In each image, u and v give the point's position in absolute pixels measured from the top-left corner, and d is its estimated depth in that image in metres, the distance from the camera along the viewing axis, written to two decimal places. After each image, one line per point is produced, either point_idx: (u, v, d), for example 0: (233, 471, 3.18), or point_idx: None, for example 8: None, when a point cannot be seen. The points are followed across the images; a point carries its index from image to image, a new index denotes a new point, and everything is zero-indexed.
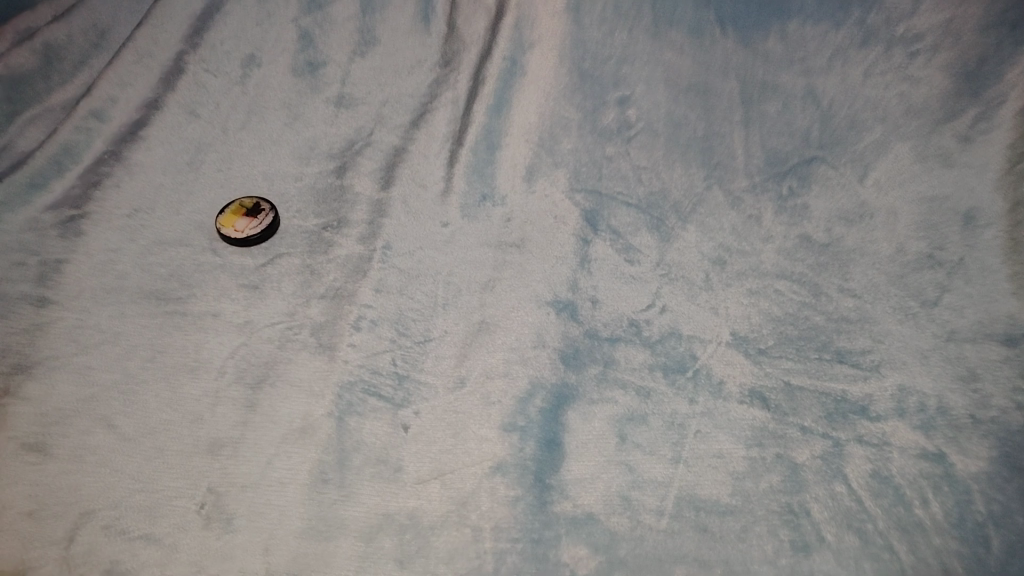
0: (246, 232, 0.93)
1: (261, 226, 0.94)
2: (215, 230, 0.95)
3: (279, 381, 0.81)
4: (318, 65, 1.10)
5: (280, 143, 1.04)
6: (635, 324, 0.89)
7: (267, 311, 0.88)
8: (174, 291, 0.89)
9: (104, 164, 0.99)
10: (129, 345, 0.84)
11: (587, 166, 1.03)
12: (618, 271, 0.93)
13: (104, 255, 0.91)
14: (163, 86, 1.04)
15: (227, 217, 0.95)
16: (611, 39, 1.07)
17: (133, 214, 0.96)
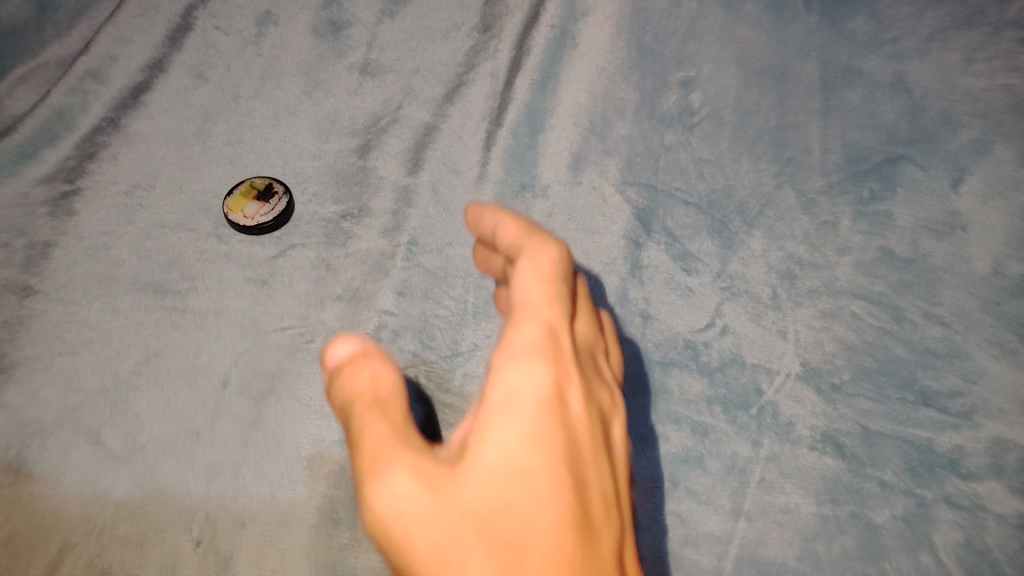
0: (254, 218, 0.82)
1: (272, 211, 0.83)
2: (222, 214, 0.84)
3: (286, 396, 0.72)
4: (343, 26, 0.97)
5: (297, 115, 0.93)
6: (691, 347, 0.78)
7: (276, 313, 0.77)
8: (173, 283, 0.79)
9: (101, 132, 0.88)
10: (118, 346, 0.74)
11: (643, 156, 0.91)
12: (672, 281, 0.83)
13: (98, 240, 0.81)
14: (169, 43, 0.93)
15: (236, 199, 0.84)
16: (677, 9, 0.95)
17: (131, 192, 0.85)
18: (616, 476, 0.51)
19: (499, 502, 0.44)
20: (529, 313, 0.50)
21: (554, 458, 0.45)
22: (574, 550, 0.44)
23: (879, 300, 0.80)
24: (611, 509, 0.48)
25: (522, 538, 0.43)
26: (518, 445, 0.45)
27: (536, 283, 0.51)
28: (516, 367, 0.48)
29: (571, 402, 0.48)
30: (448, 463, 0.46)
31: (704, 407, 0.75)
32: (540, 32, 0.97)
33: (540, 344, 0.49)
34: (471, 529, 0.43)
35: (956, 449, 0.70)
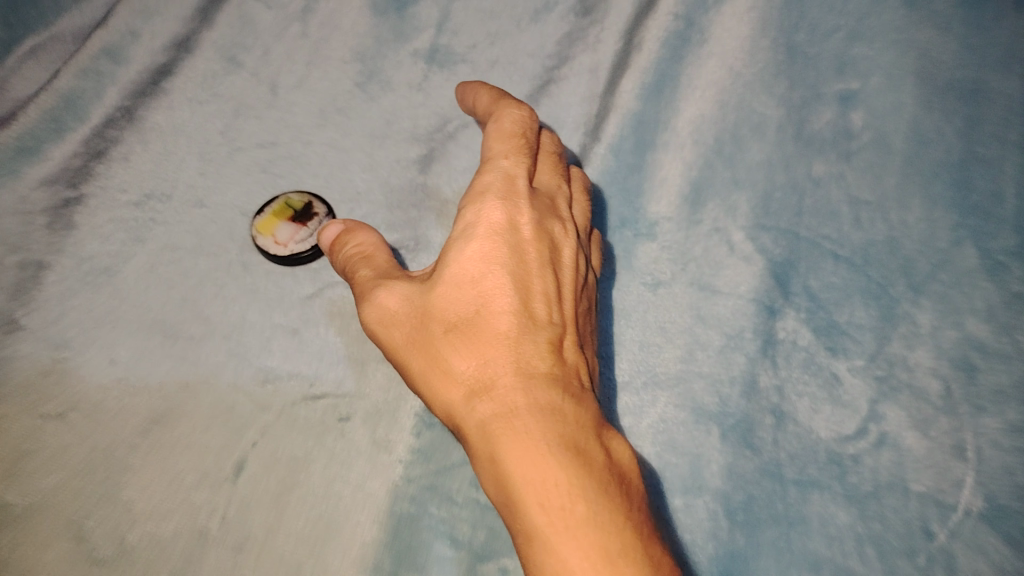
0: (294, 245, 0.67)
1: (314, 236, 0.67)
2: (251, 237, 0.69)
3: (312, 500, 0.56)
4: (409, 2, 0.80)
5: (347, 113, 0.77)
6: (837, 462, 0.59)
7: (308, 376, 0.62)
8: (187, 328, 0.64)
9: (114, 125, 0.74)
10: (116, 410, 0.60)
11: (783, 190, 0.72)
12: (809, 360, 0.64)
13: (101, 263, 0.67)
14: (200, 17, 0.78)
15: (266, 219, 0.70)
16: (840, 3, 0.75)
17: (141, 203, 0.71)
18: (562, 288, 0.60)
19: (468, 307, 0.55)
20: (489, 164, 0.63)
21: (507, 266, 0.57)
22: (529, 342, 0.54)
23: None
24: (563, 309, 0.58)
25: (484, 315, 0.55)
26: (486, 263, 0.57)
27: (495, 140, 0.64)
28: (491, 204, 0.59)
29: (506, 219, 0.59)
30: (427, 286, 0.57)
31: (851, 548, 0.56)
32: (655, 23, 0.80)
33: (499, 186, 0.61)
34: (442, 323, 0.55)
35: None
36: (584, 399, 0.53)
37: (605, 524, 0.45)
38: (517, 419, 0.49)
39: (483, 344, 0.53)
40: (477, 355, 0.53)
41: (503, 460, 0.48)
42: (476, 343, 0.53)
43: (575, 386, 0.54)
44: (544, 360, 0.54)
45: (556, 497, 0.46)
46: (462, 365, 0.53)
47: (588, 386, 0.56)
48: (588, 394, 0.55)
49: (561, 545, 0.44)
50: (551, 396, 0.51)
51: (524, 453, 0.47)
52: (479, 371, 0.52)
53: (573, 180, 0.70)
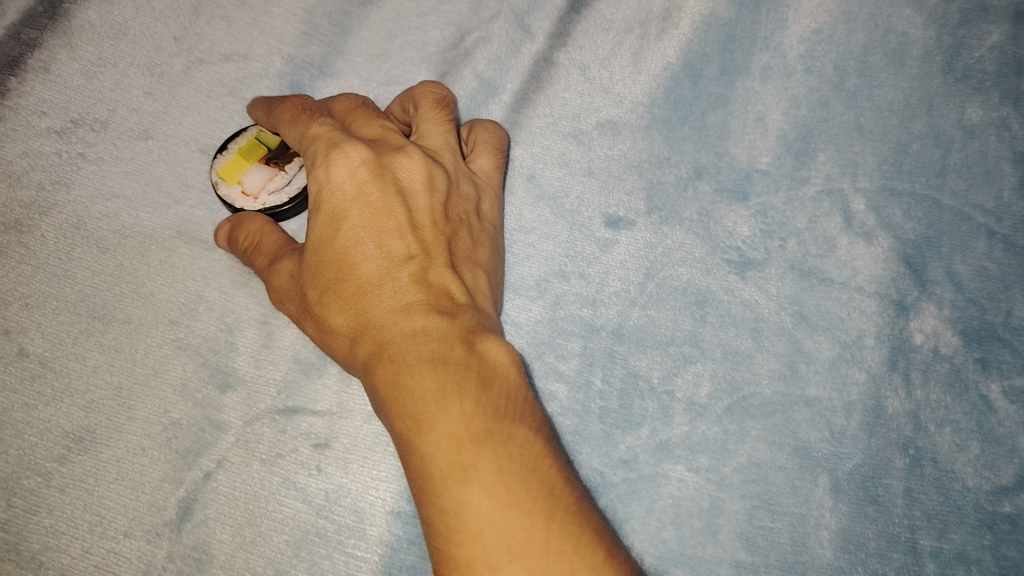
0: (266, 199, 0.51)
1: (293, 184, 0.51)
2: (211, 179, 0.51)
3: (278, 566, 0.42)
4: None
5: (340, 17, 0.58)
6: (988, 527, 0.44)
7: (276, 385, 0.46)
8: (121, 310, 0.48)
9: (34, 23, 0.56)
10: (24, 424, 0.45)
11: (924, 141, 0.53)
12: (953, 377, 0.47)
13: (13, 214, 0.50)
14: None
15: (233, 158, 0.52)
16: None
17: (64, 130, 0.53)
18: (421, 207, 0.46)
19: (330, 269, 0.43)
20: (308, 132, 0.48)
21: (347, 203, 0.44)
22: (390, 277, 0.43)
23: None
24: (428, 228, 0.45)
25: (336, 262, 0.43)
26: (330, 213, 0.44)
27: (297, 123, 0.49)
28: (322, 165, 0.45)
29: (338, 175, 0.45)
30: (296, 255, 0.46)
31: None
32: None
33: (327, 141, 0.47)
34: (307, 292, 0.44)
35: None
36: (458, 313, 0.42)
37: (467, 417, 0.35)
38: (380, 367, 0.39)
39: (344, 304, 0.42)
40: (346, 317, 0.42)
41: (378, 409, 0.39)
42: (339, 300, 0.43)
43: (448, 301, 0.42)
44: (405, 288, 0.42)
45: (412, 412, 0.36)
46: (334, 331, 0.43)
47: (466, 296, 0.43)
48: (468, 306, 0.43)
49: (426, 450, 0.35)
50: (417, 322, 0.40)
51: (388, 382, 0.38)
52: (352, 320, 0.42)
53: (424, 98, 0.51)
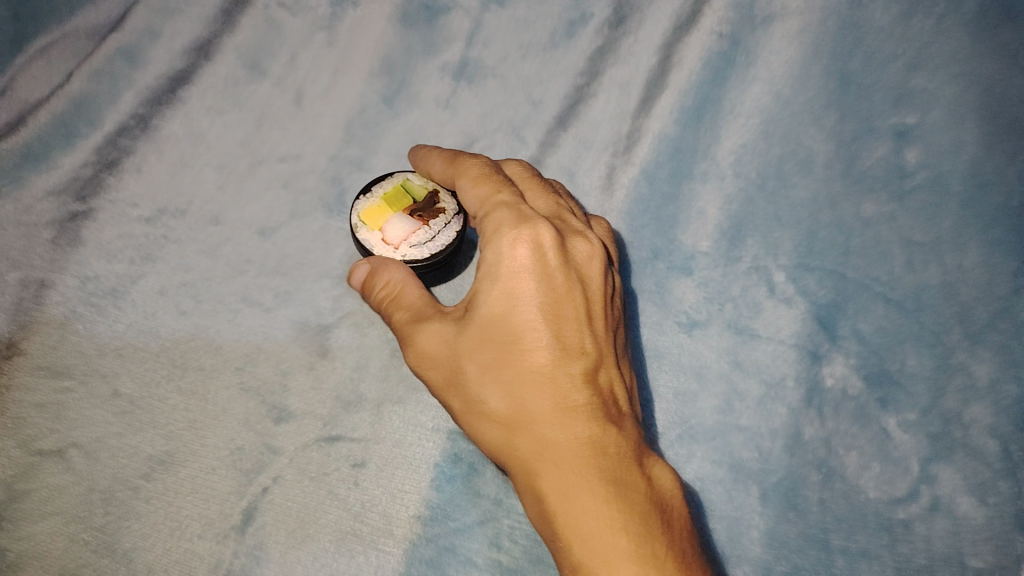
0: (406, 249, 0.60)
1: (432, 243, 0.61)
2: (360, 217, 0.61)
3: (322, 560, 0.52)
4: (440, 11, 0.75)
5: (373, 128, 0.73)
6: (886, 529, 0.56)
7: (322, 414, 0.58)
8: (196, 360, 0.60)
9: (127, 134, 0.70)
10: (118, 448, 0.56)
11: (831, 228, 0.67)
12: (859, 412, 0.60)
13: (109, 283, 0.63)
14: (221, 20, 0.73)
15: (385, 209, 0.62)
16: (903, 30, 0.69)
17: (153, 218, 0.66)
18: (593, 305, 0.51)
19: (498, 347, 0.48)
20: (489, 199, 0.53)
21: (531, 288, 0.49)
22: (563, 367, 0.48)
23: None
24: (598, 326, 0.51)
25: (513, 341, 0.48)
26: (511, 287, 0.49)
27: (475, 186, 0.54)
28: (506, 239, 0.50)
29: (526, 254, 0.49)
30: (458, 321, 0.51)
31: None
32: (698, 40, 0.75)
33: (511, 216, 0.51)
34: (471, 359, 0.49)
35: None
36: (621, 423, 0.49)
37: (652, 557, 0.44)
38: (553, 470, 0.46)
39: (512, 383, 0.48)
40: (507, 397, 0.48)
41: (544, 501, 0.46)
42: (506, 378, 0.48)
43: (613, 410, 0.49)
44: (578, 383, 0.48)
45: (595, 533, 0.44)
46: (496, 403, 0.48)
47: (624, 405, 0.51)
48: (625, 415, 0.50)
49: None
50: (586, 431, 0.47)
51: (563, 489, 0.45)
52: (518, 408, 0.47)
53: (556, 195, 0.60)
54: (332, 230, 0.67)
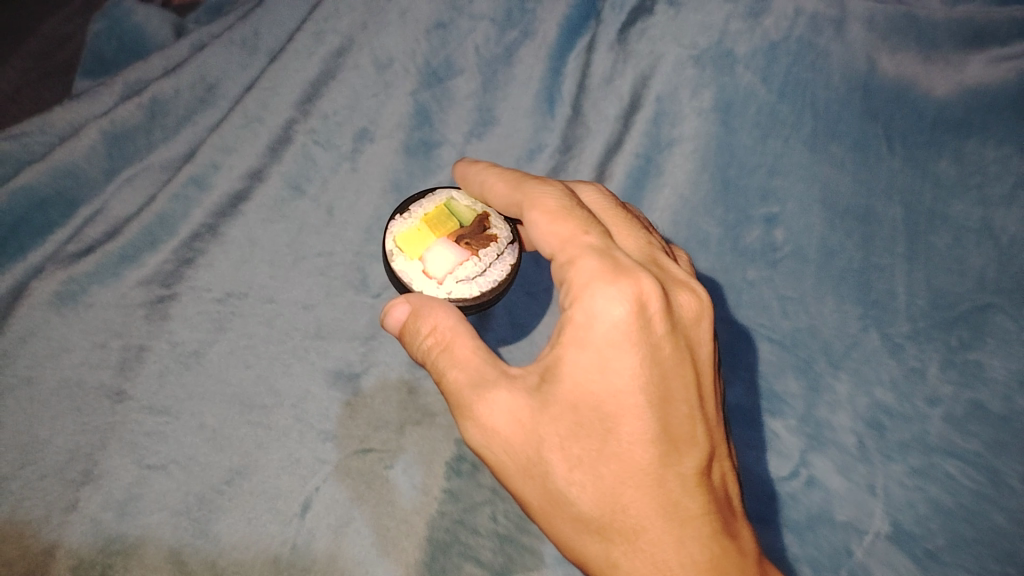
0: (449, 281, 0.77)
1: (480, 278, 0.77)
2: (407, 246, 0.79)
3: (365, 534, 0.71)
4: (433, 145, 1.01)
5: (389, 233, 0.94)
6: (777, 499, 0.79)
7: (360, 431, 0.78)
8: (261, 399, 0.80)
9: (199, 238, 0.92)
10: (204, 463, 0.74)
11: (725, 288, 0.91)
12: (754, 420, 0.83)
13: (191, 347, 0.83)
14: (270, 155, 0.97)
15: (429, 240, 0.79)
16: (763, 146, 0.97)
17: (224, 299, 0.87)
18: (698, 391, 0.64)
19: (603, 437, 0.60)
20: (580, 240, 0.65)
21: (632, 366, 0.60)
22: (657, 451, 0.60)
23: (973, 460, 0.79)
24: (698, 416, 0.63)
25: (610, 424, 0.60)
26: (603, 356, 0.60)
27: (556, 225, 0.67)
28: (600, 297, 0.61)
29: (621, 312, 0.60)
30: (542, 393, 0.62)
31: (791, 567, 0.76)
32: (622, 159, 1.00)
33: (600, 269, 0.62)
34: (569, 437, 0.61)
35: None
36: (723, 522, 0.62)
37: None
38: None
39: (607, 467, 0.60)
40: (607, 487, 0.60)
41: None
42: (601, 460, 0.60)
43: (715, 510, 0.61)
44: (670, 467, 0.60)
45: None
46: (591, 482, 0.60)
47: (720, 499, 0.63)
48: (723, 512, 0.62)
49: None
50: (697, 540, 0.59)
51: None
52: (628, 504, 0.60)
53: (636, 224, 0.73)
54: (356, 305, 0.89)
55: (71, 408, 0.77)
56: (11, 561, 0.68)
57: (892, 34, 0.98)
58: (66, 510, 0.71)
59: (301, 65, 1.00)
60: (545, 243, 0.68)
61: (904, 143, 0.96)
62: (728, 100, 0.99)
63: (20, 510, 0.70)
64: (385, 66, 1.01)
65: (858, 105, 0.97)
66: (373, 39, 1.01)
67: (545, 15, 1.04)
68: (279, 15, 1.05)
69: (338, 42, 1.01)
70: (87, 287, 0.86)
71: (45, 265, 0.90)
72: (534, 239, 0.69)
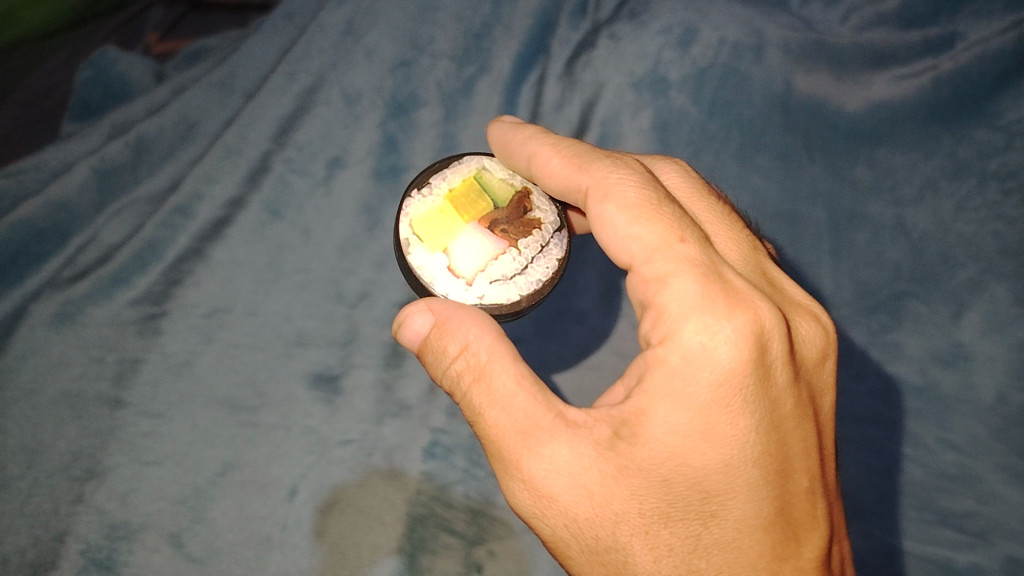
0: (478, 282, 0.79)
1: (514, 281, 0.80)
2: (435, 238, 0.81)
3: (345, 512, 0.82)
4: (402, 170, 1.05)
5: (362, 249, 0.99)
6: None
7: (342, 425, 0.87)
8: (248, 400, 0.87)
9: (186, 261, 0.97)
10: (195, 458, 0.84)
11: None
12: None
13: (181, 358, 0.90)
14: (247, 183, 1.02)
15: (458, 231, 0.81)
16: (697, 160, 1.08)
17: (211, 314, 0.93)
18: (814, 453, 0.68)
19: (706, 516, 0.64)
20: (677, 250, 0.67)
21: (740, 436, 0.63)
22: (763, 535, 0.64)
23: (894, 426, 0.91)
24: (811, 485, 0.67)
25: (712, 505, 0.64)
26: (711, 422, 0.63)
27: (646, 230, 0.69)
28: (698, 340, 0.63)
29: (731, 359, 0.62)
30: (623, 461, 0.64)
31: None
32: None
33: (705, 296, 0.64)
34: (658, 518, 0.64)
35: (969, 567, 0.84)
36: None
37: None
38: None
39: (705, 552, 0.64)
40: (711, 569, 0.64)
41: None
42: (697, 542, 0.64)
43: None
44: (779, 553, 0.64)
45: None
46: (682, 563, 0.64)
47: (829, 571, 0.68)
48: None
49: None
50: None
51: None
52: None
53: (742, 238, 0.75)
54: (334, 316, 0.94)
55: (72, 415, 0.86)
56: (24, 547, 0.80)
57: (805, 57, 1.11)
58: (74, 503, 0.82)
59: (276, 102, 1.07)
60: (625, 246, 0.70)
61: (821, 154, 1.07)
62: (665, 119, 1.10)
63: (30, 503, 0.82)
64: (354, 100, 1.07)
65: (780, 120, 1.08)
66: (342, 78, 1.08)
67: (499, 52, 1.13)
68: (252, 56, 1.12)
69: (310, 81, 1.08)
70: (83, 308, 0.93)
71: (42, 289, 0.97)
72: (607, 233, 0.71)
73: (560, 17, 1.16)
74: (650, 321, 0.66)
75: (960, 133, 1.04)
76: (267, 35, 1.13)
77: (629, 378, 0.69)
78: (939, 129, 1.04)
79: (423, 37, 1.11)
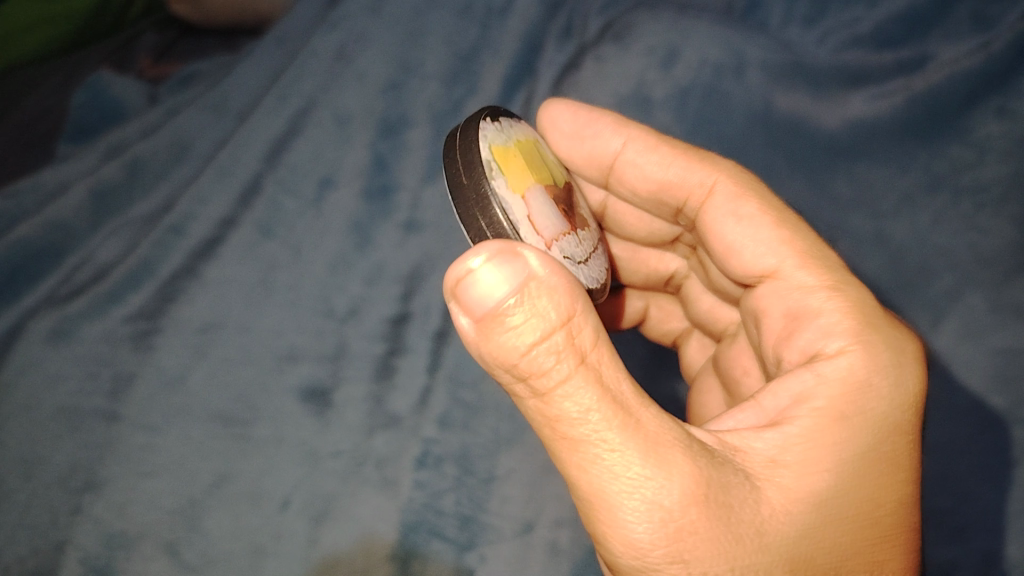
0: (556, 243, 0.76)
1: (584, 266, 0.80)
2: (517, 177, 0.76)
3: (337, 520, 0.84)
4: (391, 190, 1.06)
5: (351, 265, 1.00)
6: None
7: (335, 437, 0.88)
8: (241, 414, 0.89)
9: (180, 278, 0.99)
10: (189, 471, 0.86)
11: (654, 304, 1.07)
12: None
13: (174, 373, 0.91)
14: (239, 203, 1.04)
15: (531, 181, 0.78)
16: None
17: (205, 329, 0.95)
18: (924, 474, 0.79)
19: (875, 542, 0.68)
20: (827, 259, 0.80)
21: (899, 474, 0.70)
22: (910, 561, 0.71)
23: None
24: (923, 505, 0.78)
25: (877, 535, 0.68)
26: (889, 446, 0.69)
27: (795, 240, 0.82)
28: (884, 351, 0.71)
29: (910, 379, 0.71)
30: (803, 490, 0.65)
31: None
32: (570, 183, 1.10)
33: (876, 310, 0.75)
34: (834, 552, 0.66)
35: (949, 564, 0.89)
36: None
37: None
38: None
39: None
40: None
41: None
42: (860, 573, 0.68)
43: None
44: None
45: None
46: None
47: None
48: None
49: None
50: None
51: None
52: None
53: None
54: (326, 332, 0.95)
55: (68, 429, 0.87)
56: (25, 556, 0.82)
57: (783, 78, 1.14)
58: (72, 514, 0.83)
59: (267, 124, 1.08)
60: (768, 247, 0.82)
61: (797, 170, 1.11)
62: None
63: (30, 515, 0.83)
64: (346, 121, 1.08)
65: (759, 139, 1.12)
66: (333, 100, 1.09)
67: (486, 74, 1.15)
68: (245, 80, 1.14)
69: (300, 104, 1.10)
70: (79, 325, 0.95)
71: (40, 306, 0.99)
72: (747, 228, 0.84)
73: (547, 41, 1.20)
74: (819, 327, 0.74)
75: (935, 150, 1.07)
76: (259, 60, 1.16)
77: (774, 398, 0.70)
78: (915, 146, 1.08)
79: (412, 58, 1.12)
